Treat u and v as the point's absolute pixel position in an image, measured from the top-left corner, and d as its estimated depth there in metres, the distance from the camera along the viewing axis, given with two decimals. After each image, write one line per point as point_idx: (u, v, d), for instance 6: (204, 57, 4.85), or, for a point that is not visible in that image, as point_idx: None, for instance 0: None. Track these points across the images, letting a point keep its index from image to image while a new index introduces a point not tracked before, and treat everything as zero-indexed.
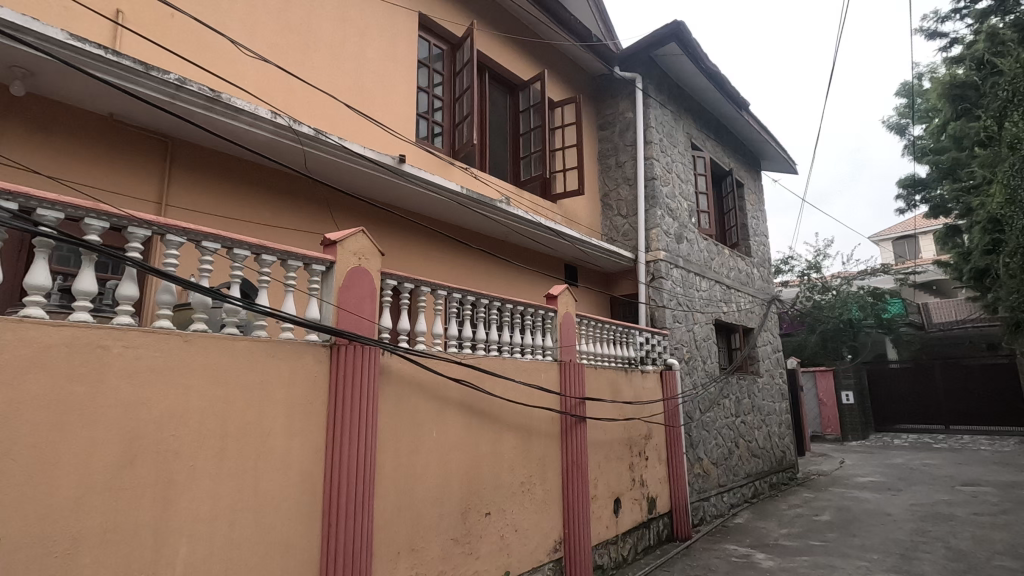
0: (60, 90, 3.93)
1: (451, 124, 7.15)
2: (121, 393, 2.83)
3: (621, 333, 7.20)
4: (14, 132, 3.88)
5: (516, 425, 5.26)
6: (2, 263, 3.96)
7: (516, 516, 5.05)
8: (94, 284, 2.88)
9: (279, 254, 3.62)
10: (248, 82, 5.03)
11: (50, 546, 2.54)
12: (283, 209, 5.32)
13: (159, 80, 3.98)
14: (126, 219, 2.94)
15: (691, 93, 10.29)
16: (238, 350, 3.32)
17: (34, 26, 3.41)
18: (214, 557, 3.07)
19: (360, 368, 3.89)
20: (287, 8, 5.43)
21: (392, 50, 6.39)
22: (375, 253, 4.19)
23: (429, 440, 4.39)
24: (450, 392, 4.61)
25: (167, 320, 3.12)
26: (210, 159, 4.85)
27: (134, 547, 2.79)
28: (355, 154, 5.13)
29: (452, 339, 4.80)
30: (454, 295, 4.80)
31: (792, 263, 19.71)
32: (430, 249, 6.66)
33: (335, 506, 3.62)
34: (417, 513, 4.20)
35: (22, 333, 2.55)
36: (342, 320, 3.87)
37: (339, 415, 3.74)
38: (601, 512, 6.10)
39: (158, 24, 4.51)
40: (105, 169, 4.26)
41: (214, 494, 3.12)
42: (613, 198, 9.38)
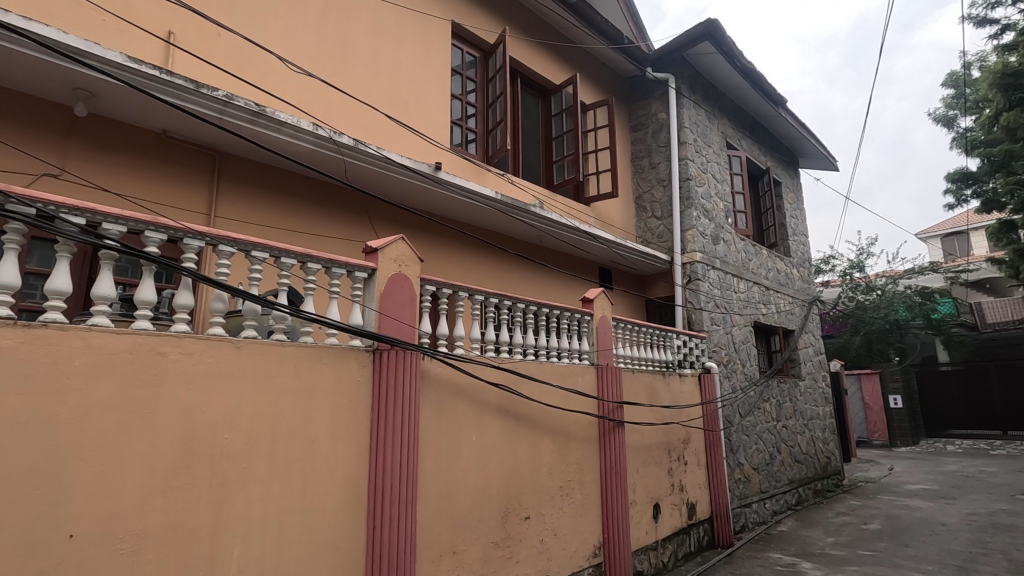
0: (119, 110, 4.14)
1: (485, 130, 7.21)
2: (179, 398, 2.96)
3: (658, 336, 7.13)
4: (75, 150, 4.10)
5: (555, 429, 5.26)
6: (73, 275, 4.21)
7: (555, 520, 5.05)
8: (153, 294, 3.02)
9: (324, 262, 3.72)
10: (290, 95, 5.19)
11: (116, 544, 2.67)
12: (324, 218, 5.46)
13: (208, 97, 4.15)
14: (181, 231, 3.08)
15: (726, 92, 10.11)
16: (285, 355, 3.43)
17: (95, 50, 3.62)
18: (266, 557, 3.18)
19: (400, 372, 3.96)
20: (325, 22, 5.58)
21: (425, 59, 6.49)
22: (414, 259, 4.26)
23: (469, 444, 4.43)
24: (488, 396, 4.65)
25: (220, 328, 3.25)
26: (255, 172, 5.02)
27: (193, 545, 2.91)
28: (391, 162, 5.24)
29: (490, 344, 4.84)
30: (490, 300, 4.83)
31: (833, 262, 19.08)
32: (465, 254, 6.71)
33: (380, 509, 3.69)
34: (458, 517, 4.24)
35: (89, 341, 2.70)
36: (384, 326, 3.95)
37: (383, 418, 3.82)
38: (640, 517, 6.04)
39: (206, 43, 4.71)
40: (158, 183, 4.45)
41: (266, 497, 3.22)
42: (646, 199, 9.30)
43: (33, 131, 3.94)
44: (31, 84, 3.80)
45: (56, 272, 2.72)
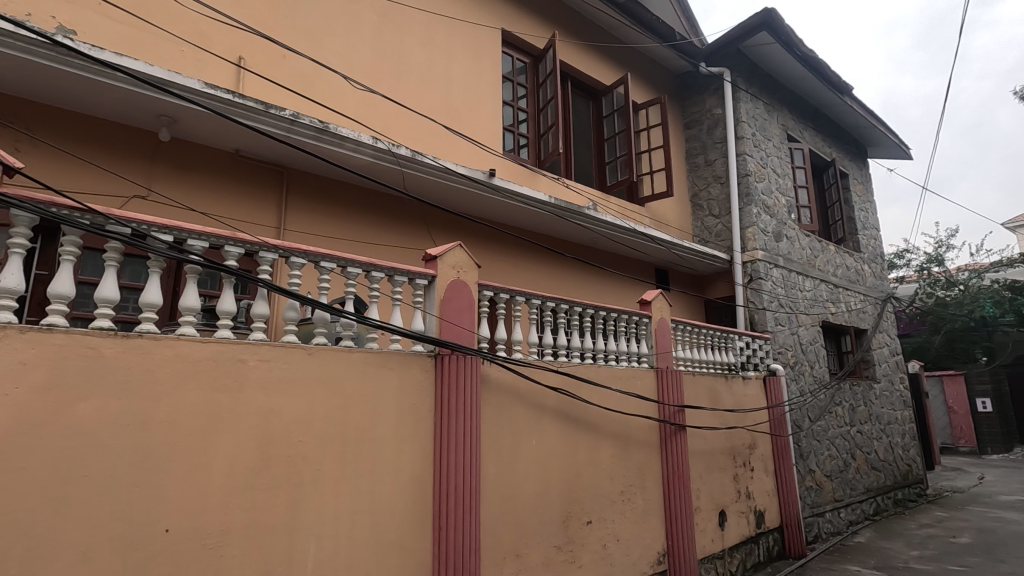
0: (198, 133, 4.44)
1: (536, 134, 7.24)
2: (257, 402, 3.14)
3: (719, 338, 6.92)
4: (160, 172, 4.43)
5: (615, 433, 5.20)
6: (164, 292, 4.54)
7: (618, 525, 4.99)
8: (233, 304, 3.22)
9: (386, 270, 3.86)
10: (350, 110, 5.40)
11: (206, 539, 2.86)
12: (384, 228, 5.63)
13: (276, 117, 4.38)
14: (258, 244, 3.28)
15: (785, 82, 9.72)
16: (353, 361, 3.57)
17: (177, 79, 3.92)
18: (339, 555, 3.30)
19: (461, 375, 4.03)
20: (380, 39, 5.78)
21: (476, 68, 6.60)
22: (472, 266, 4.33)
23: (529, 447, 4.46)
24: (547, 400, 4.66)
25: (293, 335, 3.43)
26: (320, 186, 5.25)
27: (273, 542, 3.08)
28: (449, 171, 5.38)
29: (548, 348, 4.85)
30: (547, 304, 4.84)
31: (909, 256, 17.87)
32: (520, 258, 6.75)
33: (444, 511, 3.76)
34: (520, 520, 4.27)
35: (178, 349, 2.91)
36: (444, 331, 4.05)
37: (446, 421, 3.90)
38: (705, 525, 5.87)
39: (273, 66, 4.97)
40: (232, 200, 4.73)
41: (337, 497, 3.36)
42: (703, 197, 9.06)
43: (124, 156, 4.28)
44: (121, 113, 4.14)
45: (149, 286, 2.96)
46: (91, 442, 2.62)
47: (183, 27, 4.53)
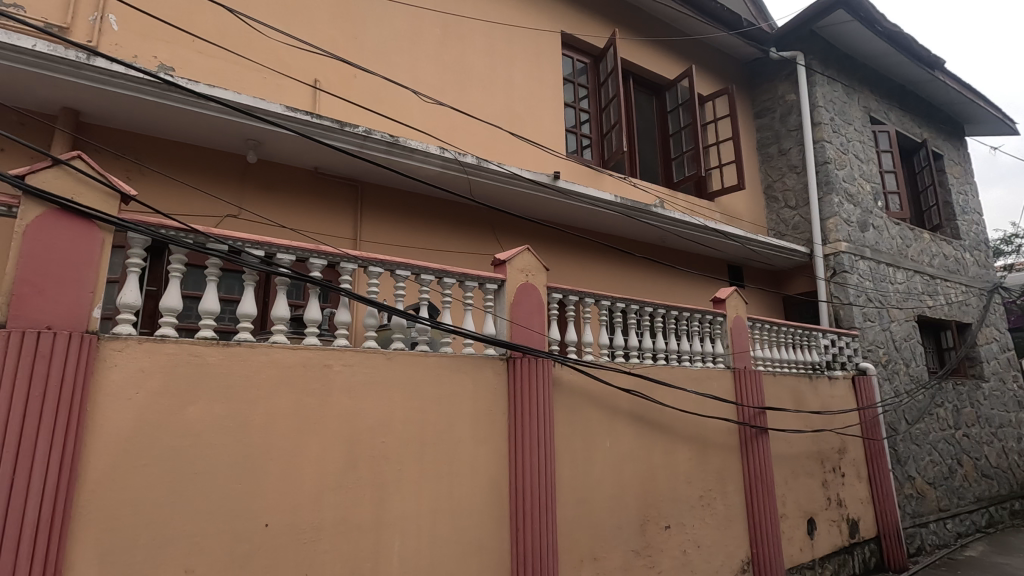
0: (281, 154, 4.75)
1: (600, 134, 7.19)
2: (343, 405, 3.31)
3: (801, 336, 6.56)
4: (249, 192, 4.77)
5: (692, 436, 5.05)
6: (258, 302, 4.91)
7: (698, 531, 4.85)
8: (318, 313, 3.42)
9: (457, 276, 3.96)
10: (418, 122, 5.59)
11: (302, 533, 3.05)
12: (453, 235, 5.78)
13: (350, 134, 4.61)
14: (339, 255, 3.47)
15: (866, 61, 9.10)
16: (428, 365, 3.69)
17: (262, 105, 4.21)
18: (423, 553, 3.42)
19: (534, 378, 4.06)
20: (443, 51, 5.95)
21: (537, 73, 6.65)
22: (541, 269, 4.36)
23: (603, 450, 4.42)
24: (620, 402, 4.60)
25: (373, 341, 3.59)
26: (392, 197, 5.46)
27: (361, 538, 3.23)
28: (514, 176, 5.44)
29: (619, 349, 4.79)
30: (616, 305, 4.79)
31: (1018, 241, 16.19)
32: (587, 260, 6.70)
33: (521, 512, 3.80)
34: (597, 523, 4.24)
35: (271, 356, 3.13)
36: (515, 334, 4.10)
37: (520, 423, 3.95)
38: (792, 533, 5.57)
39: (345, 85, 5.24)
40: (313, 215, 5.02)
41: (418, 496, 3.48)
42: (778, 188, 8.64)
43: (217, 179, 4.65)
44: (214, 139, 4.50)
45: (245, 297, 3.20)
46: (200, 442, 2.86)
47: (265, 56, 4.87)
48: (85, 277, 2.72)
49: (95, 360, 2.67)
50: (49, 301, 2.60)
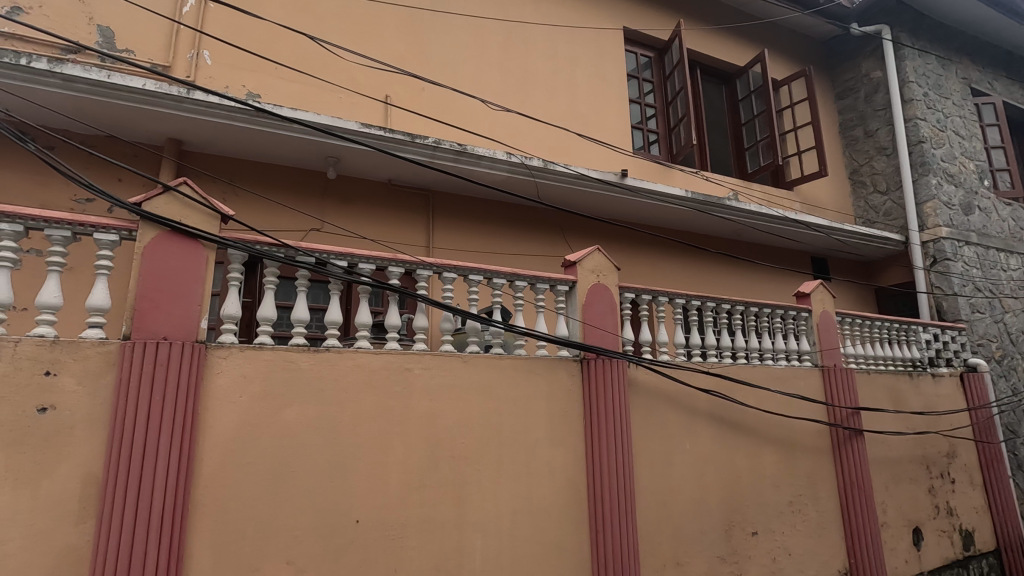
0: (357, 168, 5.00)
1: (667, 129, 7.02)
2: (423, 407, 3.43)
3: (898, 330, 6.08)
4: (330, 206, 5.05)
5: (778, 438, 4.81)
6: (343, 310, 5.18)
7: (788, 538, 4.61)
8: (398, 318, 3.57)
9: (529, 279, 4.00)
10: (483, 130, 5.70)
11: (389, 530, 3.20)
12: (522, 238, 5.84)
13: (421, 145, 4.78)
14: (415, 263, 3.60)
15: (963, 29, 8.32)
16: (503, 367, 3.76)
17: (339, 123, 4.47)
18: (504, 552, 3.48)
19: (608, 379, 4.02)
20: (506, 58, 6.04)
21: (600, 71, 6.59)
22: (612, 269, 4.32)
23: (683, 452, 4.30)
24: (699, 403, 4.46)
25: (449, 345, 3.70)
26: (461, 204, 5.60)
27: (444, 536, 3.33)
28: (581, 177, 5.43)
29: (696, 348, 4.66)
30: (691, 303, 4.65)
31: None
32: (659, 257, 6.55)
33: (600, 514, 3.78)
34: (679, 527, 4.13)
35: (356, 362, 3.30)
36: (588, 335, 4.09)
37: (596, 425, 3.93)
38: (895, 543, 5.17)
39: (414, 99, 5.43)
40: (389, 225, 5.24)
41: (497, 497, 3.54)
42: (865, 172, 8.06)
43: (301, 195, 4.96)
44: (297, 159, 4.81)
45: (332, 306, 3.40)
46: (296, 442, 3.07)
47: (340, 76, 5.15)
48: (194, 292, 2.99)
49: (204, 366, 2.93)
50: (164, 314, 2.88)
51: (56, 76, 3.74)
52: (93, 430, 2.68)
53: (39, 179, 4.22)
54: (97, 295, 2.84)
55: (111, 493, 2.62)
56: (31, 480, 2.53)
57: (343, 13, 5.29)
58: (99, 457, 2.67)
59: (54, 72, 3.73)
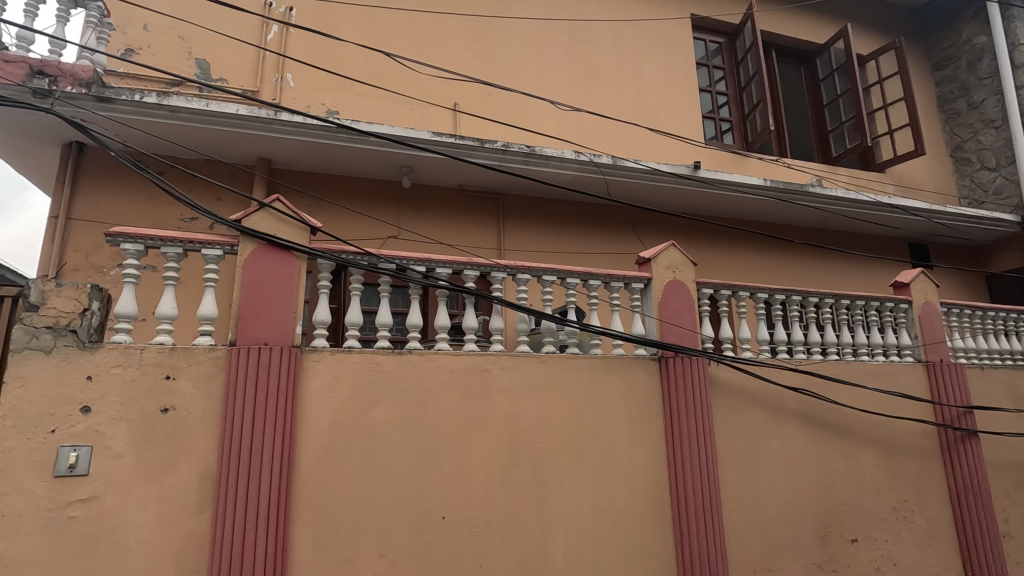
0: (430, 176, 5.17)
1: (741, 116, 6.74)
2: (502, 406, 3.50)
3: (1015, 321, 5.50)
4: (405, 213, 5.24)
5: (878, 439, 4.49)
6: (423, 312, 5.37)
7: (893, 547, 4.28)
8: (475, 320, 3.66)
9: (603, 277, 3.98)
10: (550, 130, 5.72)
11: (474, 527, 3.28)
12: (593, 236, 5.80)
13: (490, 150, 4.87)
14: (490, 266, 3.68)
15: None
16: (579, 367, 3.75)
17: (413, 134, 4.64)
18: (587, 552, 3.47)
19: (688, 377, 3.92)
20: (571, 57, 6.03)
21: (668, 62, 6.43)
22: (688, 264, 4.21)
23: (772, 454, 4.11)
24: (788, 402, 4.24)
25: (525, 345, 3.75)
26: (531, 205, 5.64)
27: (527, 535, 3.38)
28: (652, 171, 5.32)
29: (781, 345, 4.44)
30: (775, 297, 4.44)
31: None
32: (737, 251, 6.29)
33: (685, 516, 3.69)
34: (769, 532, 3.95)
35: (438, 363, 3.42)
36: (665, 333, 4.01)
37: (677, 425, 3.84)
38: (1020, 556, 4.68)
39: (482, 105, 5.54)
40: (462, 229, 5.37)
41: (578, 496, 3.54)
42: (969, 148, 7.34)
43: (379, 205, 5.18)
44: (374, 170, 5.04)
45: (412, 310, 3.54)
46: (384, 441, 3.22)
47: (411, 88, 5.34)
48: (289, 300, 3.21)
49: (300, 369, 3.14)
50: (264, 321, 3.12)
51: (163, 108, 4.15)
52: (207, 429, 2.94)
53: (152, 202, 4.68)
54: (206, 305, 3.11)
55: (224, 486, 2.86)
56: (158, 473, 2.82)
57: (412, 27, 5.49)
58: (213, 454, 2.92)
59: (162, 104, 4.14)
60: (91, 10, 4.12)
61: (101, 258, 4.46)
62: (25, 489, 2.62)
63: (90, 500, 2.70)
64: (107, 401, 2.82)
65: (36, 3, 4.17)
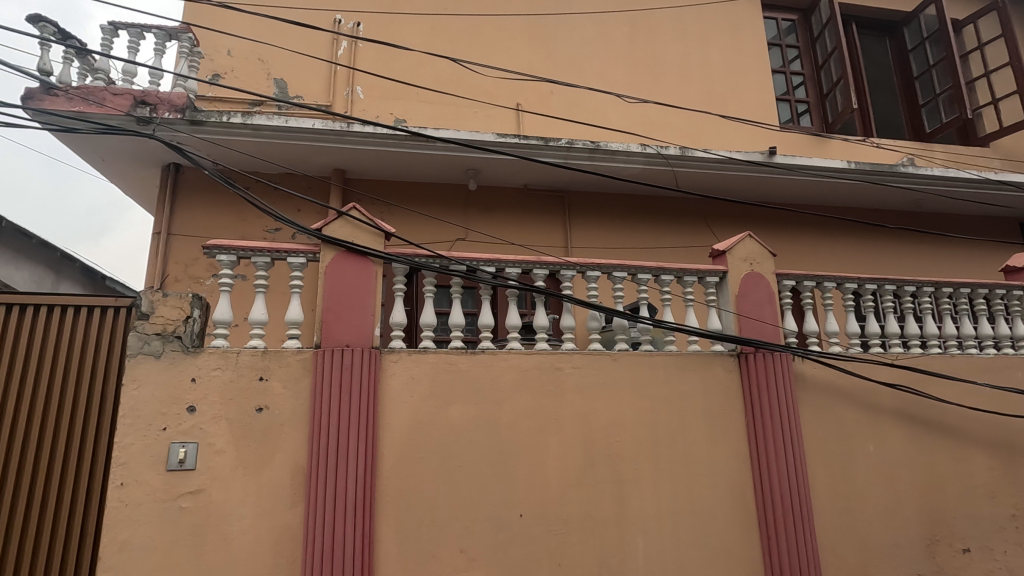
0: (496, 177, 5.22)
1: (819, 96, 6.34)
2: (577, 405, 3.48)
3: None
4: (473, 215, 5.33)
5: (991, 440, 4.08)
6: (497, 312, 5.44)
7: (1013, 559, 3.89)
8: (546, 319, 3.66)
9: (675, 272, 3.87)
10: (614, 124, 5.62)
11: (552, 525, 3.28)
12: (662, 230, 5.65)
13: (555, 148, 4.86)
14: (559, 264, 3.66)
15: None
16: (654, 364, 3.67)
17: (478, 137, 4.71)
18: (668, 553, 3.39)
19: (771, 374, 3.74)
20: (633, 47, 5.90)
21: (737, 44, 6.15)
22: (767, 255, 4.01)
23: (867, 455, 3.83)
24: (884, 399, 3.94)
25: (597, 343, 3.70)
26: (597, 201, 5.57)
27: (606, 535, 3.34)
28: (724, 160, 5.11)
29: (874, 338, 4.14)
30: (865, 287, 4.14)
31: None
32: (819, 239, 5.93)
33: (772, 519, 3.52)
34: (867, 539, 3.69)
35: (510, 363, 3.45)
36: (744, 328, 3.84)
37: (760, 424, 3.67)
38: None
39: (545, 103, 5.54)
40: (529, 228, 5.39)
41: (657, 497, 3.46)
42: None
43: (447, 208, 5.29)
44: (442, 175, 5.15)
45: (484, 310, 3.59)
46: (461, 439, 3.28)
47: (475, 91, 5.42)
48: (367, 304, 3.34)
49: (380, 370, 3.26)
50: (346, 324, 3.27)
51: (248, 127, 4.44)
52: (298, 427, 3.11)
53: (240, 216, 5.02)
54: (293, 310, 3.30)
55: (315, 481, 3.02)
56: (256, 468, 3.02)
57: (473, 31, 5.56)
58: (304, 451, 3.09)
59: (247, 123, 4.43)
60: (183, 41, 4.48)
61: (198, 270, 4.84)
62: (144, 482, 2.88)
63: (198, 493, 2.93)
64: (210, 401, 3.04)
65: (136, 39, 4.58)
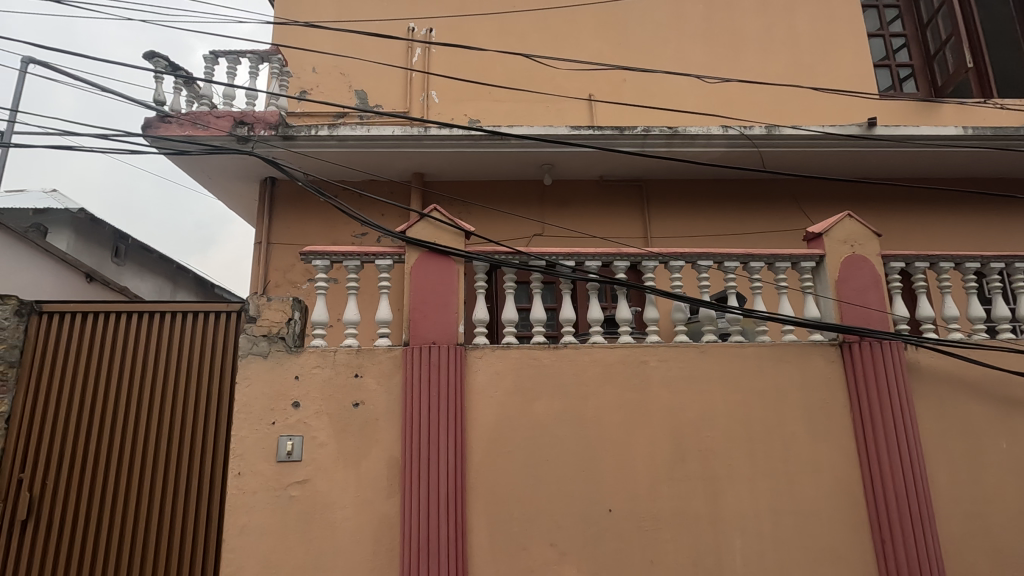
0: (572, 170, 5.18)
1: (925, 57, 5.75)
2: (663, 399, 3.38)
3: None
4: (549, 210, 5.32)
5: None
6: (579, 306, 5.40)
7: None
8: (628, 312, 3.59)
9: (766, 258, 3.66)
10: (692, 107, 5.41)
11: (643, 521, 3.22)
12: (748, 214, 5.37)
13: (631, 136, 4.75)
14: (641, 256, 3.57)
15: None
16: (746, 356, 3.49)
17: (551, 131, 4.69)
18: (767, 554, 3.23)
19: (878, 364, 3.45)
20: (710, 25, 5.64)
21: (826, 10, 5.70)
22: (870, 236, 3.70)
23: (998, 453, 3.44)
24: (1016, 390, 3.53)
25: (684, 335, 3.58)
26: (677, 188, 5.38)
27: (700, 532, 3.23)
28: (815, 136, 4.77)
29: (1003, 323, 3.70)
30: (990, 266, 3.71)
31: None
32: (930, 215, 5.39)
33: (885, 521, 3.26)
34: (1001, 546, 3.32)
35: (594, 357, 3.41)
36: (846, 315, 3.56)
37: (868, 418, 3.39)
38: None
39: (618, 91, 5.42)
40: (607, 220, 5.30)
41: (754, 495, 3.30)
42: None
43: (523, 204, 5.33)
44: (517, 171, 5.18)
45: (565, 305, 3.57)
46: (547, 433, 3.30)
47: (547, 86, 5.41)
48: (451, 302, 3.43)
49: (465, 366, 3.35)
50: (432, 323, 3.38)
51: (334, 138, 4.70)
52: (392, 422, 3.26)
53: (330, 223, 5.32)
54: (383, 311, 3.46)
55: (410, 473, 3.15)
56: (355, 461, 3.20)
57: (543, 25, 5.55)
58: (397, 445, 3.23)
59: (333, 135, 4.68)
60: (273, 62, 4.81)
61: (295, 275, 5.19)
62: (258, 471, 3.14)
63: (305, 482, 3.15)
64: (311, 397, 3.26)
65: (234, 64, 4.97)
